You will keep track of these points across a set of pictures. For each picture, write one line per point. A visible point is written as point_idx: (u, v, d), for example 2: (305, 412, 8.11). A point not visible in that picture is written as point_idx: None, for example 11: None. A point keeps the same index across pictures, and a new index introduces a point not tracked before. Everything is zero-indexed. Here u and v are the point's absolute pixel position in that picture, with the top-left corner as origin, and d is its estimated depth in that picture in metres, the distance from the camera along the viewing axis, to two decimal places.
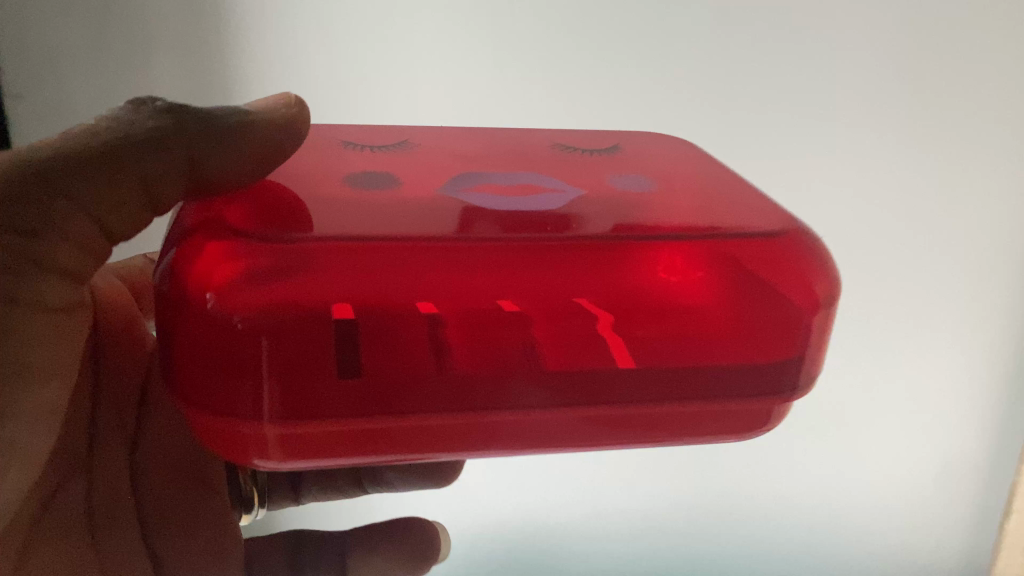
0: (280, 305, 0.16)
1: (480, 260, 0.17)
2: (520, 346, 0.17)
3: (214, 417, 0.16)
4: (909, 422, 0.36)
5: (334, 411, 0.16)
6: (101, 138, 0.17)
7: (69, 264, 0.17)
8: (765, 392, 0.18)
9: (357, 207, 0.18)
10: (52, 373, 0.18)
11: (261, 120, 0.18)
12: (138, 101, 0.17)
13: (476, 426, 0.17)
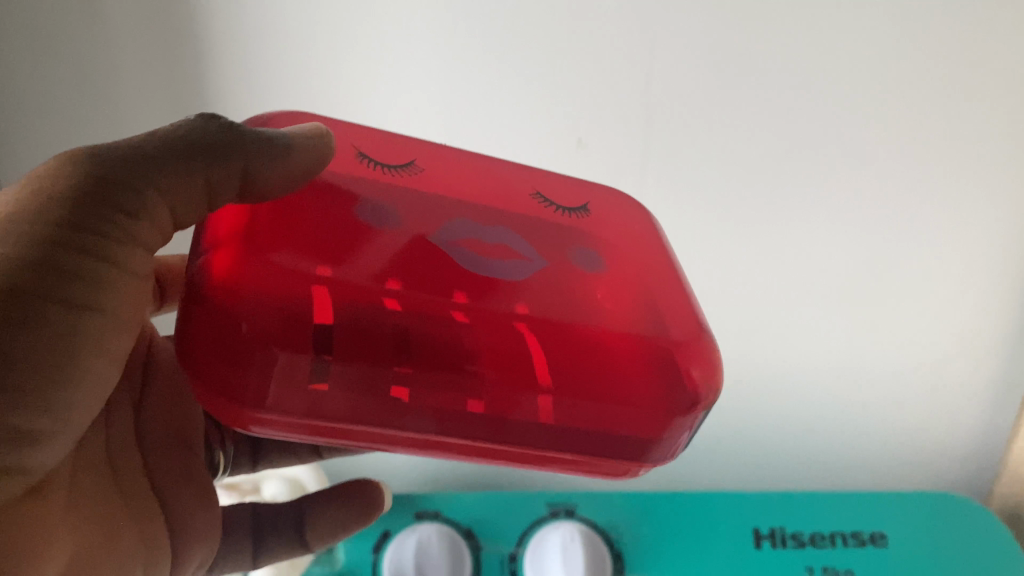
0: (279, 309, 0.17)
1: (439, 309, 0.19)
2: (463, 388, 0.18)
3: (216, 395, 0.18)
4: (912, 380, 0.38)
5: (304, 410, 0.18)
6: (184, 142, 0.21)
7: (149, 238, 0.21)
8: (657, 462, 0.20)
9: (349, 234, 0.21)
10: (124, 325, 0.22)
11: (306, 142, 0.22)
12: (210, 115, 0.22)
13: (398, 438, 0.18)
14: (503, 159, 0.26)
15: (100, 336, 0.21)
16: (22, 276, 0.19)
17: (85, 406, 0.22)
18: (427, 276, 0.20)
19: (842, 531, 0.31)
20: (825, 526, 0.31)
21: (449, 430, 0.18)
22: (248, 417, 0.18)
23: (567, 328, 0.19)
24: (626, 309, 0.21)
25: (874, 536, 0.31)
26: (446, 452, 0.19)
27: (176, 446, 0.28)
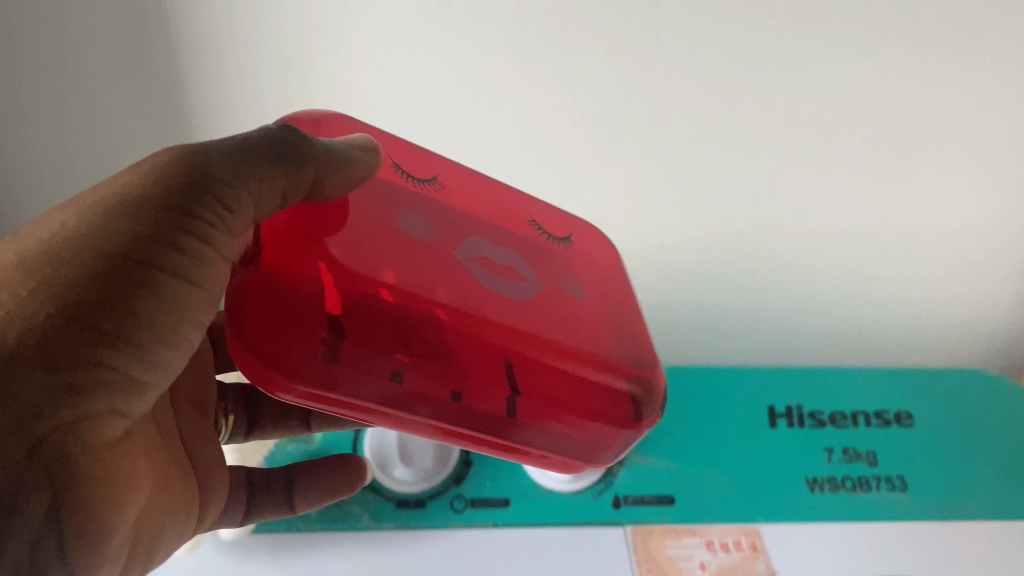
0: (319, 300, 0.31)
1: (425, 319, 0.33)
2: (446, 382, 0.32)
3: (262, 363, 0.30)
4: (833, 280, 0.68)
5: (336, 377, 0.30)
6: (251, 143, 0.33)
7: (224, 245, 0.32)
8: (578, 457, 0.37)
9: (388, 249, 0.35)
10: (193, 315, 0.32)
11: (354, 155, 0.35)
12: (279, 128, 0.35)
13: (392, 412, 0.32)
14: (496, 183, 0.47)
15: (180, 310, 0.31)
16: (135, 251, 0.30)
17: (147, 356, 0.31)
18: (450, 292, 0.35)
19: (870, 412, 0.58)
20: (850, 409, 0.58)
21: (429, 412, 0.32)
22: (284, 383, 0.30)
23: (530, 338, 0.36)
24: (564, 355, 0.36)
25: (901, 416, 0.58)
26: (424, 432, 0.33)
27: (106, 487, 0.30)
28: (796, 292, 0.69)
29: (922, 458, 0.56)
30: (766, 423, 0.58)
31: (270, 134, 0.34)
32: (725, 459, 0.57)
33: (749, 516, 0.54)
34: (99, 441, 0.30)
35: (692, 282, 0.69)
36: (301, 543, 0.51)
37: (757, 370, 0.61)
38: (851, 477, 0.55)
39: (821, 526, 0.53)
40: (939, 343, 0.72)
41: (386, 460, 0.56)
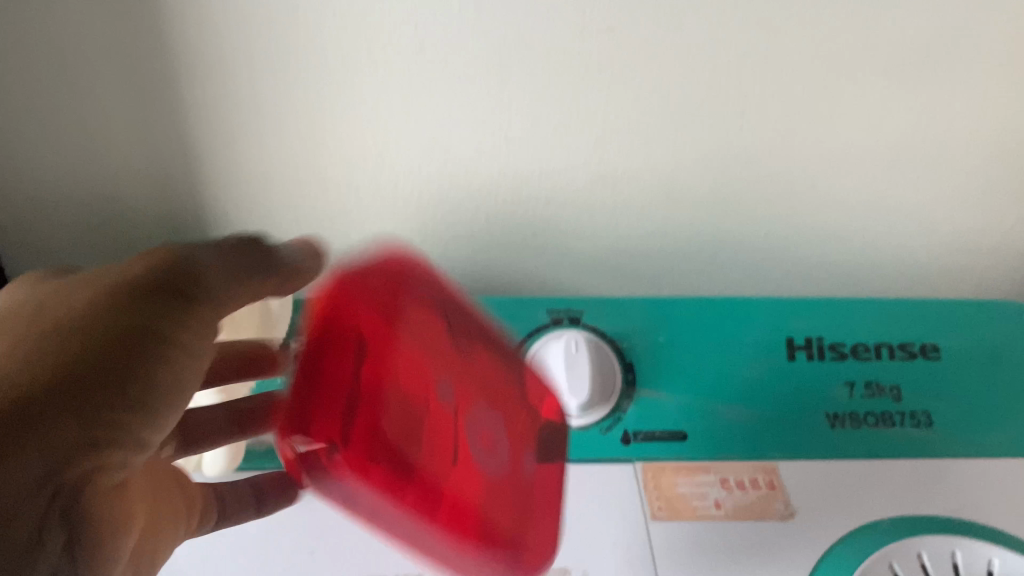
0: (332, 440, 0.40)
1: (391, 479, 0.41)
2: (396, 511, 0.41)
3: (296, 433, 0.40)
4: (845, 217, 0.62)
5: (327, 491, 0.41)
6: (236, 248, 0.40)
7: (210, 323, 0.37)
8: None
9: (398, 411, 0.44)
10: (187, 384, 0.37)
11: (308, 258, 0.42)
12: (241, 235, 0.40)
13: (363, 506, 0.42)
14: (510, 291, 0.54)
15: (180, 377, 0.36)
16: (94, 321, 0.35)
17: (161, 418, 0.36)
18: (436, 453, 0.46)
19: (895, 345, 0.56)
20: (872, 343, 0.56)
21: (392, 530, 0.42)
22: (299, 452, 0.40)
23: (467, 509, 0.43)
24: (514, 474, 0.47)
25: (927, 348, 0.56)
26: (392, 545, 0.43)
27: (116, 529, 0.35)
28: (814, 226, 0.63)
29: (947, 391, 0.55)
30: (784, 355, 0.56)
31: (237, 240, 0.40)
32: (742, 393, 0.54)
33: (766, 452, 0.52)
34: (103, 489, 0.34)
35: (702, 217, 0.62)
36: None
37: (771, 300, 0.58)
38: (874, 413, 0.54)
39: (843, 465, 0.52)
40: (961, 278, 0.67)
41: None
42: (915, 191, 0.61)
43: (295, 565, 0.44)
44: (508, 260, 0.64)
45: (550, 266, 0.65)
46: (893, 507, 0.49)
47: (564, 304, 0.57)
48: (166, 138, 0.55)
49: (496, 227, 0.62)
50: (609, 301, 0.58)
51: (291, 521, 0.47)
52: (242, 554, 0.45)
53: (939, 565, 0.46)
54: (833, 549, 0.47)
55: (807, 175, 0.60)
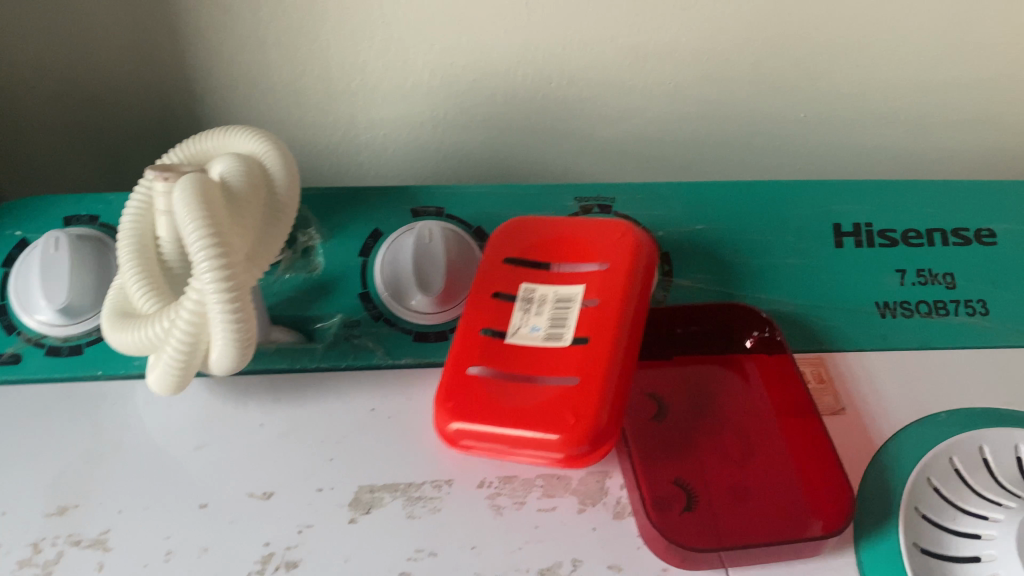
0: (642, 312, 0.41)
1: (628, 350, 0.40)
2: (611, 359, 0.39)
3: (633, 278, 0.42)
4: (892, 89, 0.57)
5: (630, 320, 0.40)
6: (206, 180, 0.38)
7: None
8: (539, 410, 0.38)
9: (564, 316, 0.41)
10: None
11: (282, 185, 0.42)
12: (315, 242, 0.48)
13: (616, 324, 0.40)
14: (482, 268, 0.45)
15: None
16: None
17: None
18: (648, 466, 0.42)
19: (950, 231, 0.53)
20: (926, 229, 0.53)
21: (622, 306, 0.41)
22: (615, 284, 0.42)
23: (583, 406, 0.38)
24: (819, 477, 0.41)
25: (985, 236, 0.53)
26: (600, 294, 0.41)
27: None
28: (858, 105, 0.58)
29: (1004, 278, 0.51)
30: (831, 242, 0.52)
31: (280, 167, 0.42)
32: (786, 282, 0.50)
33: (815, 344, 0.48)
34: None
35: (740, 96, 0.57)
36: (306, 384, 0.45)
37: (815, 184, 0.54)
38: (926, 301, 0.50)
39: (897, 356, 0.48)
40: (1010, 161, 0.62)
41: (398, 284, 0.46)
42: (971, 65, 0.56)
43: (315, 472, 0.41)
44: (527, 149, 0.59)
45: (571, 155, 0.60)
46: (953, 399, 0.46)
47: (593, 193, 0.51)
48: (143, 12, 0.49)
49: (515, 111, 0.56)
50: (641, 188, 0.53)
51: (307, 424, 0.43)
52: (248, 461, 0.41)
53: (1001, 459, 0.44)
54: (890, 444, 0.44)
55: (857, 45, 0.54)
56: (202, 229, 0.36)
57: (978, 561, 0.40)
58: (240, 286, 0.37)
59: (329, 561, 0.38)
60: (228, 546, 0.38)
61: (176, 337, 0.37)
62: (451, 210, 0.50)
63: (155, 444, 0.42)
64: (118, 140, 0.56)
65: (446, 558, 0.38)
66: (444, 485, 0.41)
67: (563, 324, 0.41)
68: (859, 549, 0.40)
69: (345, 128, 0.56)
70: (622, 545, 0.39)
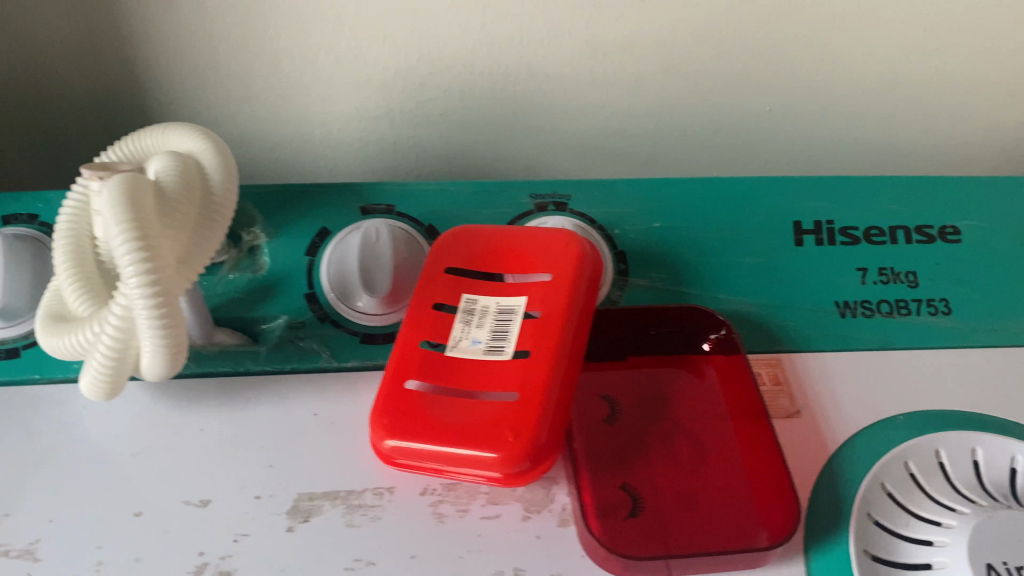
0: (584, 326, 0.41)
1: (568, 365, 0.40)
2: (550, 374, 0.39)
3: (576, 290, 0.42)
4: (858, 83, 0.56)
5: (571, 335, 0.40)
6: (139, 177, 0.37)
7: None
8: (476, 428, 0.38)
9: (504, 331, 0.41)
10: None
11: (219, 185, 0.41)
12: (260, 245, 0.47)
13: (556, 339, 0.40)
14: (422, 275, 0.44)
15: None
16: None
17: None
18: (597, 470, 0.42)
19: (914, 228, 0.52)
20: (889, 226, 0.52)
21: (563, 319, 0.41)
22: (556, 297, 0.41)
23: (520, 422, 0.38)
24: (769, 487, 0.41)
25: (949, 233, 0.52)
26: (541, 307, 0.41)
27: None
28: (823, 99, 0.57)
29: (968, 276, 0.50)
30: (790, 240, 0.51)
31: (217, 165, 0.41)
32: (743, 281, 0.49)
33: (772, 345, 0.47)
34: None
35: (702, 90, 0.56)
36: (250, 387, 0.44)
37: (776, 180, 0.53)
38: (888, 300, 0.49)
39: (856, 357, 0.47)
40: (981, 153, 0.61)
41: (344, 286, 0.45)
42: (938, 58, 0.55)
43: (254, 478, 0.40)
44: (486, 144, 0.58)
45: (532, 149, 0.59)
46: (911, 401, 0.45)
47: (548, 189, 0.50)
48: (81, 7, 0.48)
49: (473, 105, 0.55)
50: (598, 184, 0.51)
51: (248, 429, 0.42)
52: (185, 467, 0.40)
53: (957, 463, 0.43)
54: (844, 448, 0.43)
55: (820, 38, 0.53)
56: (126, 228, 0.35)
57: (929, 568, 0.39)
58: (167, 288, 0.36)
59: (265, 572, 0.37)
60: (160, 556, 0.37)
61: (103, 339, 0.36)
62: (402, 207, 0.49)
63: (91, 450, 0.41)
64: (66, 138, 0.55)
65: (385, 567, 0.37)
66: (386, 492, 0.40)
67: (503, 337, 0.41)
68: (809, 557, 0.39)
69: (298, 123, 0.55)
70: (567, 553, 0.38)
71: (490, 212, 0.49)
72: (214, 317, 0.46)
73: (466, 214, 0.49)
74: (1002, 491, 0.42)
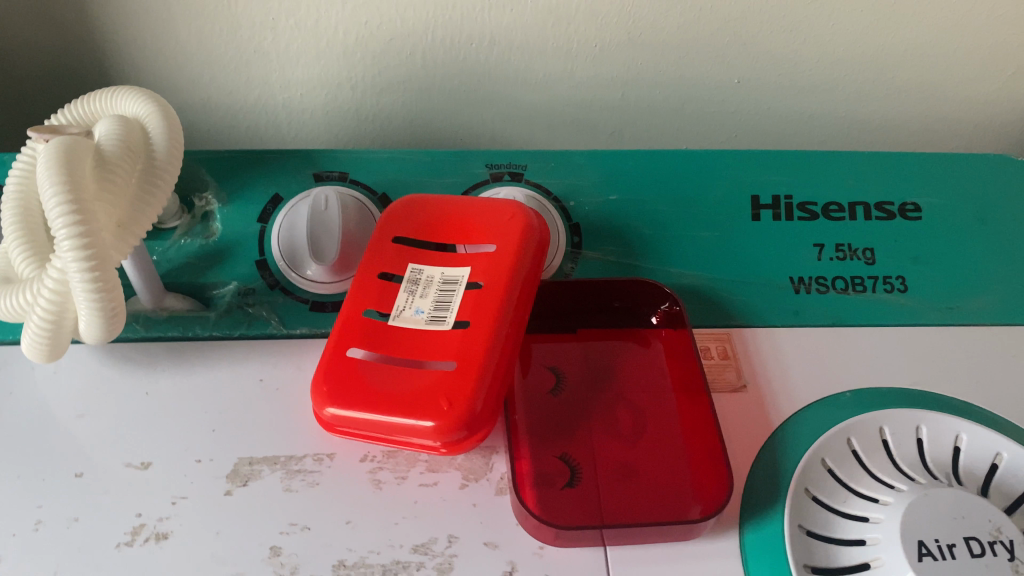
0: (527, 297, 0.42)
1: (509, 334, 0.40)
2: (488, 343, 0.39)
3: (522, 260, 0.42)
4: (829, 56, 0.55)
5: (513, 304, 0.41)
6: (77, 142, 0.37)
7: None
8: (412, 394, 0.38)
9: (447, 301, 0.41)
10: None
11: (163, 149, 0.41)
12: (212, 213, 0.48)
13: (498, 309, 0.40)
14: (370, 244, 0.45)
15: None
16: None
17: None
18: (536, 441, 0.42)
19: (872, 205, 0.51)
20: (848, 203, 0.51)
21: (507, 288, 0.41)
22: (501, 266, 0.42)
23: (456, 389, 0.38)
24: (706, 463, 0.41)
25: (908, 210, 0.52)
26: (486, 276, 0.41)
27: None
28: (792, 71, 0.56)
29: (925, 253, 0.50)
30: (748, 214, 0.51)
31: (163, 129, 0.41)
32: (697, 255, 0.49)
33: (723, 319, 0.47)
34: None
35: (667, 60, 0.55)
36: (197, 352, 0.44)
37: (736, 154, 0.53)
38: (843, 277, 0.49)
39: (807, 333, 0.47)
40: (955, 126, 0.60)
41: (293, 254, 0.46)
42: (910, 31, 0.54)
43: (195, 443, 0.41)
44: (450, 112, 0.58)
45: (497, 118, 0.58)
46: (858, 377, 0.45)
47: (504, 159, 0.50)
48: None
49: (435, 73, 0.55)
50: (555, 155, 0.51)
51: (193, 393, 0.42)
52: (129, 429, 0.41)
53: (901, 440, 0.43)
54: (787, 424, 0.43)
55: (789, 10, 0.52)
56: (61, 191, 0.35)
57: (863, 544, 0.39)
58: (102, 252, 0.36)
59: (201, 534, 0.38)
60: (100, 517, 0.38)
61: (39, 301, 0.36)
62: (356, 175, 0.49)
63: (37, 410, 0.41)
64: (29, 101, 0.55)
65: (320, 532, 0.38)
66: (325, 459, 0.41)
67: (445, 307, 0.41)
68: (743, 529, 0.39)
69: (259, 88, 0.55)
70: (501, 522, 0.39)
71: (444, 181, 0.49)
72: (164, 281, 0.46)
73: (419, 182, 0.49)
74: (944, 470, 0.42)
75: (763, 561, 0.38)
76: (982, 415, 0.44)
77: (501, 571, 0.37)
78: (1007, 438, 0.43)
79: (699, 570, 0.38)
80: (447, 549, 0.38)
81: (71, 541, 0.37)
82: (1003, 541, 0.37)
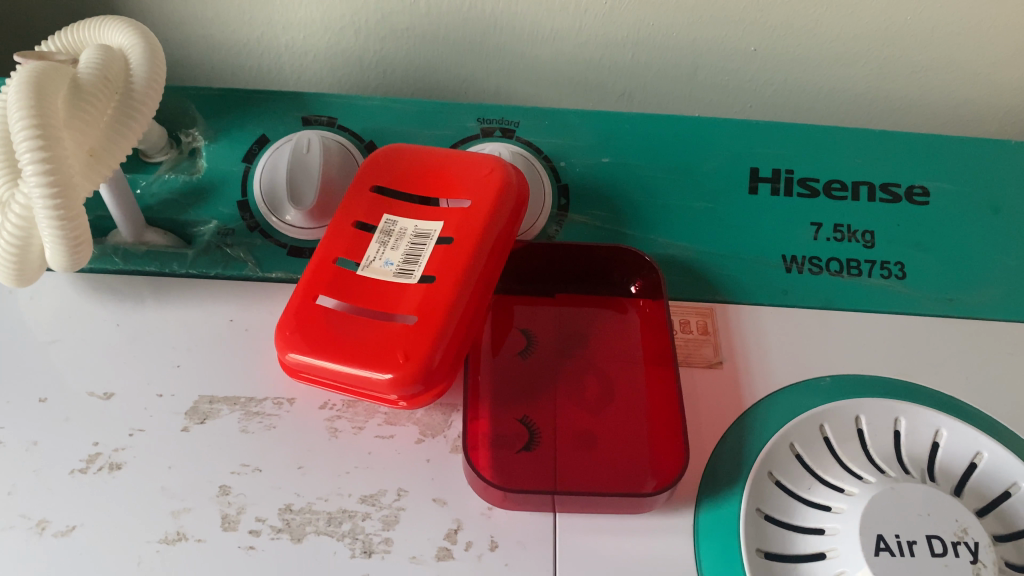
0: (498, 255, 0.41)
1: (474, 290, 0.39)
2: (452, 297, 0.39)
3: (497, 215, 0.41)
4: (849, 29, 0.53)
5: (482, 261, 0.40)
6: (53, 68, 0.37)
7: None
8: (372, 346, 0.38)
9: (416, 254, 0.41)
10: None
11: (143, 81, 0.40)
12: (198, 150, 0.48)
13: (466, 264, 0.39)
14: (347, 193, 0.44)
15: None
16: None
17: None
18: (497, 405, 0.41)
19: (878, 186, 0.50)
20: (853, 182, 0.50)
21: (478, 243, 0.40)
22: (474, 221, 0.41)
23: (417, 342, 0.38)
24: (668, 437, 0.40)
25: (915, 194, 0.50)
26: (458, 231, 0.41)
27: None
28: (811, 43, 0.54)
29: (928, 240, 0.48)
30: (744, 186, 0.49)
31: (146, 62, 0.41)
32: (687, 226, 0.48)
33: (706, 293, 0.46)
34: None
35: (679, 23, 0.53)
36: (172, 287, 0.44)
37: (740, 124, 0.51)
38: (838, 258, 0.47)
39: (791, 312, 0.45)
40: (982, 108, 0.58)
41: (273, 197, 0.46)
42: (938, 7, 0.51)
43: (160, 376, 0.41)
44: (454, 63, 0.57)
45: (503, 73, 0.57)
46: (840, 363, 0.44)
47: (497, 114, 0.50)
48: None
49: (439, 22, 0.54)
50: (550, 112, 0.50)
51: (163, 328, 0.43)
52: (97, 359, 0.41)
53: (877, 430, 0.41)
54: (759, 406, 0.42)
55: None
56: (27, 116, 0.35)
57: (821, 534, 0.38)
58: (66, 181, 0.36)
59: (154, 467, 0.38)
60: (58, 442, 0.38)
61: (6, 226, 0.37)
62: (343, 121, 0.49)
63: (9, 333, 0.42)
64: (35, 28, 0.55)
65: (270, 475, 0.38)
66: (285, 403, 0.41)
67: (414, 261, 0.41)
68: (699, 508, 0.38)
69: (262, 28, 0.54)
70: (452, 479, 0.38)
71: (432, 133, 0.49)
72: (146, 217, 0.47)
73: (408, 132, 0.49)
74: (919, 465, 0.40)
75: (714, 543, 0.37)
76: (967, 412, 0.42)
77: (446, 528, 0.37)
78: (988, 437, 0.41)
79: (647, 545, 0.37)
80: (394, 503, 0.37)
81: (28, 464, 0.38)
82: (967, 542, 0.36)
